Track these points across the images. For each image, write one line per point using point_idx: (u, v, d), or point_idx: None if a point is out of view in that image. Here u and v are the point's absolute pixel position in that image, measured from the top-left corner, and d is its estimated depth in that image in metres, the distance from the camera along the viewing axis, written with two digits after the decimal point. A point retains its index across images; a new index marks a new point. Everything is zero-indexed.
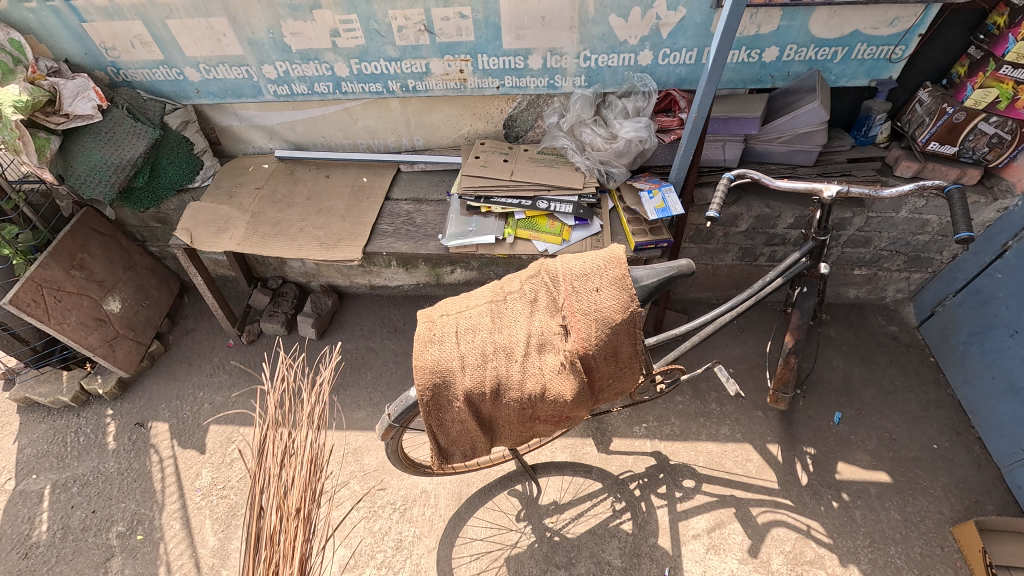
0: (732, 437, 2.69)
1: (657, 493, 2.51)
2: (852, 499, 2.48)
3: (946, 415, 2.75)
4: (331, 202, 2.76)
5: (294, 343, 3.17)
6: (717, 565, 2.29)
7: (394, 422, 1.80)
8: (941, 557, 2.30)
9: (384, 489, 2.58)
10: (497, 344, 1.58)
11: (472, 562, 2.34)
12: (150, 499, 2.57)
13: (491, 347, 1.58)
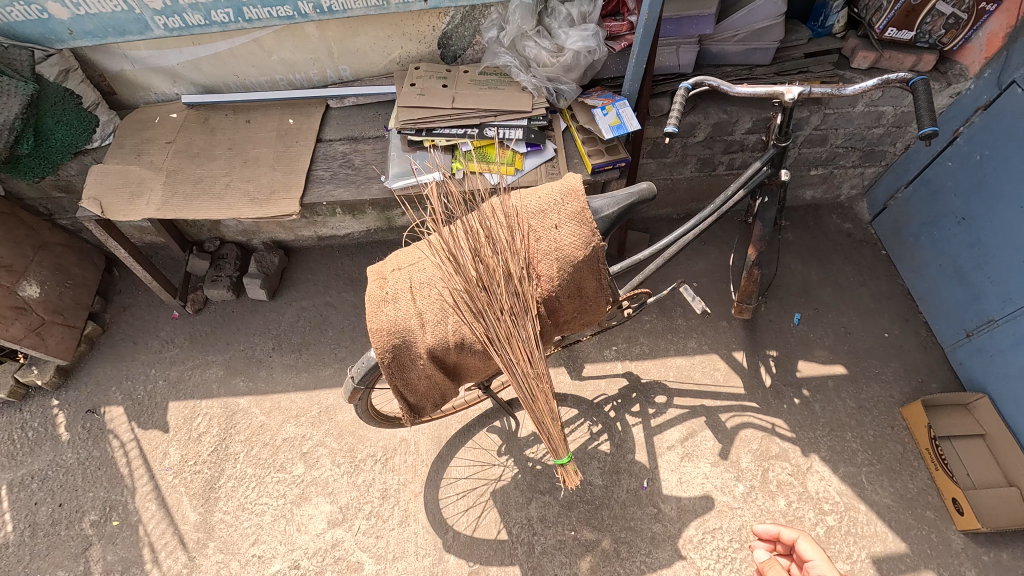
0: (699, 349, 2.76)
1: (631, 412, 2.58)
2: (812, 394, 2.61)
3: (896, 304, 2.88)
4: (257, 150, 2.48)
5: (245, 307, 2.99)
6: (691, 471, 2.42)
7: (359, 384, 1.73)
8: (891, 436, 2.49)
9: (363, 442, 2.55)
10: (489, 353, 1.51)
11: (459, 499, 2.39)
12: (119, 484, 2.48)
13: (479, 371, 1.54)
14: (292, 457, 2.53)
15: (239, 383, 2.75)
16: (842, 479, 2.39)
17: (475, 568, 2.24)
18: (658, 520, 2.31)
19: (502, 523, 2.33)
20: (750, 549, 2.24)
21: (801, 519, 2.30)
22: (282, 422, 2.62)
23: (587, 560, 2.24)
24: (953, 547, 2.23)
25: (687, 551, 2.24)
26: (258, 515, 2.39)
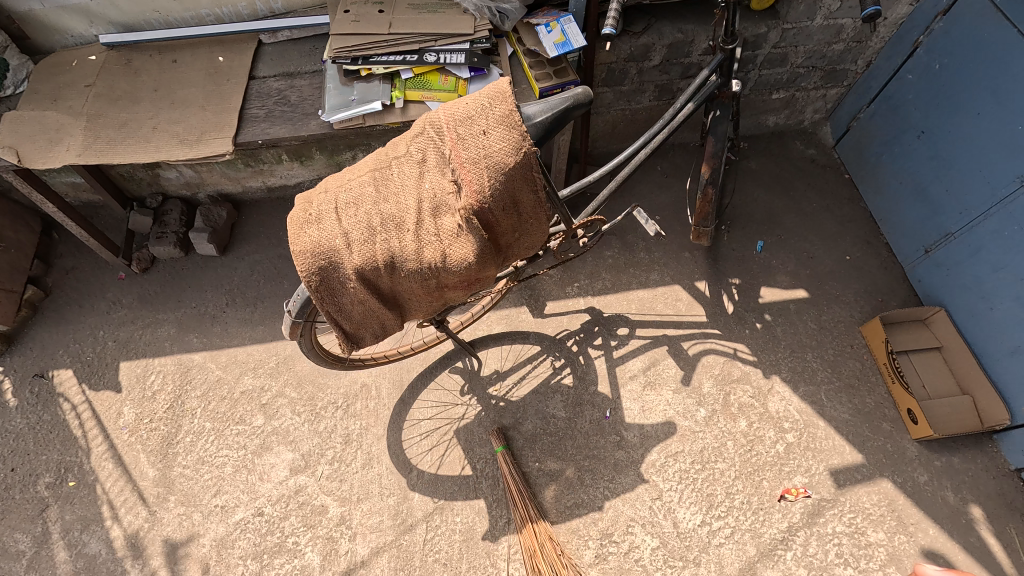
0: (661, 281, 2.72)
1: (593, 345, 2.56)
2: (774, 319, 2.61)
3: (858, 227, 2.86)
4: (184, 91, 2.30)
5: (195, 264, 2.87)
6: (654, 399, 2.42)
7: (297, 318, 1.65)
8: (851, 354, 2.51)
9: (323, 391, 2.50)
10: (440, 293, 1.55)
11: (423, 440, 2.38)
12: (73, 445, 2.41)
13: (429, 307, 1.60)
14: (251, 409, 2.48)
15: (192, 339, 2.67)
16: (802, 398, 2.41)
17: (440, 504, 2.24)
18: (621, 448, 2.32)
19: (465, 459, 2.33)
20: (712, 469, 2.27)
21: (761, 438, 2.32)
22: (239, 375, 2.56)
23: (551, 489, 2.26)
24: (907, 454, 2.28)
25: (650, 474, 2.26)
26: (218, 467, 2.35)
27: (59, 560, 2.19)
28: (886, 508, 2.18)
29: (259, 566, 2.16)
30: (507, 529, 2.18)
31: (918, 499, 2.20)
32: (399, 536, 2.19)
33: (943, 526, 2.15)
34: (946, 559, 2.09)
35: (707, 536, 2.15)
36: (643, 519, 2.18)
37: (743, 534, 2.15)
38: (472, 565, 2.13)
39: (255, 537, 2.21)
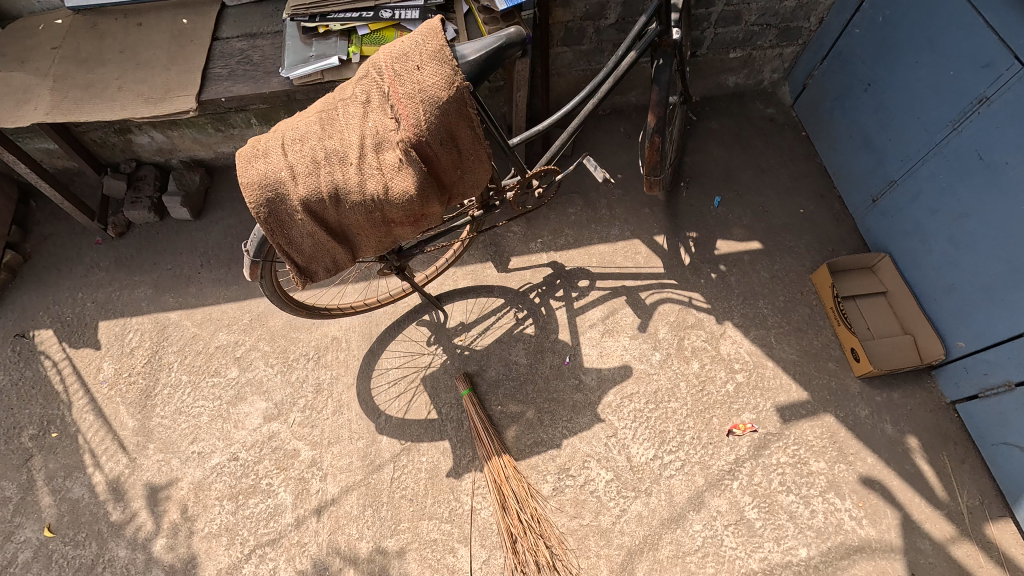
0: (621, 235, 2.82)
1: (555, 297, 2.66)
2: (728, 269, 2.71)
3: (813, 182, 2.95)
4: (149, 52, 2.37)
5: (170, 228, 2.95)
6: (612, 345, 2.53)
7: (255, 258, 1.74)
8: (801, 301, 2.62)
9: (295, 344, 2.60)
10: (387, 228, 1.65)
11: (391, 387, 2.49)
12: (55, 399, 2.51)
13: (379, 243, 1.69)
14: (226, 362, 2.58)
15: (168, 299, 2.75)
16: (753, 342, 2.52)
17: (406, 446, 2.36)
18: (579, 390, 2.43)
19: (431, 404, 2.44)
20: (665, 408, 2.39)
21: (713, 379, 2.44)
22: (214, 331, 2.65)
23: (513, 430, 2.37)
24: (850, 391, 2.40)
25: (606, 414, 2.38)
26: (196, 416, 2.46)
27: (44, 504, 2.30)
28: (828, 440, 2.30)
29: (235, 505, 2.28)
30: (470, 467, 2.30)
31: (859, 432, 2.32)
32: (367, 475, 2.30)
33: (880, 455, 2.27)
34: (882, 485, 2.21)
35: (659, 469, 2.27)
36: (599, 454, 2.30)
37: (692, 466, 2.27)
38: (436, 500, 2.24)
39: (231, 480, 2.33)
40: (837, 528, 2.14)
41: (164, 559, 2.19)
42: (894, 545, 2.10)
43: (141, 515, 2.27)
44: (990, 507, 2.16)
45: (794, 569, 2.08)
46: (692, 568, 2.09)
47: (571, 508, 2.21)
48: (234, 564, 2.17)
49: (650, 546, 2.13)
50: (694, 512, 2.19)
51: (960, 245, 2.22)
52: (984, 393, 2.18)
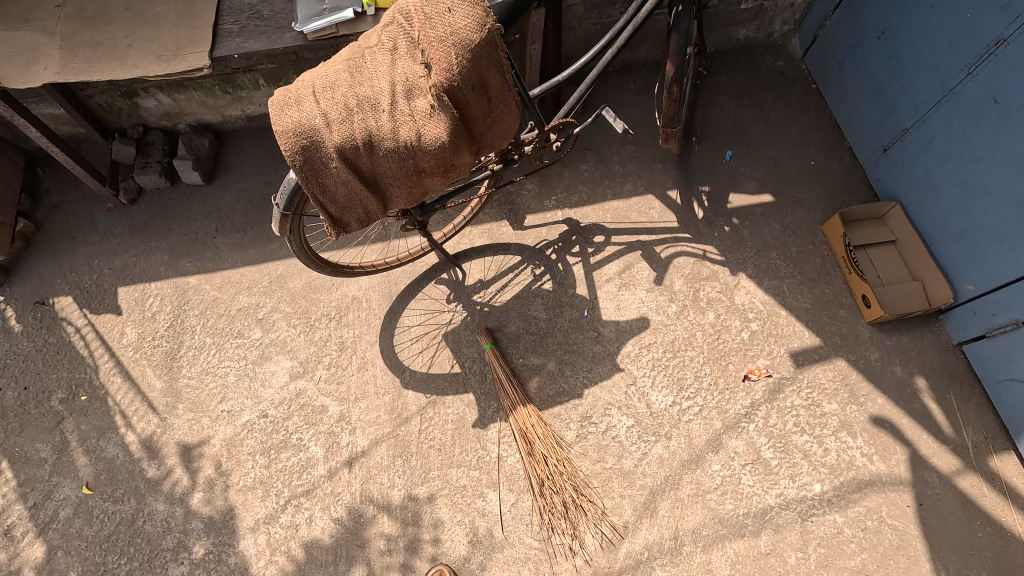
0: (635, 191, 2.84)
1: (571, 253, 2.70)
2: (741, 222, 2.74)
3: (824, 134, 2.96)
4: (156, 9, 2.31)
5: (182, 194, 2.94)
6: (629, 298, 2.58)
7: (285, 211, 1.76)
8: (813, 252, 2.66)
9: (316, 304, 2.63)
10: (418, 177, 1.66)
11: (413, 344, 2.53)
12: (82, 364, 2.54)
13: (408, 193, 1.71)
14: (248, 323, 2.61)
15: (185, 264, 2.76)
16: (766, 292, 2.58)
17: (432, 399, 2.42)
18: (598, 342, 2.49)
19: (454, 359, 2.50)
20: (682, 357, 2.45)
21: (728, 328, 2.51)
22: (235, 294, 2.68)
23: (535, 382, 2.44)
24: (861, 336, 2.47)
25: (625, 364, 2.45)
26: (223, 377, 2.51)
27: (80, 464, 2.36)
28: (840, 383, 2.39)
29: (268, 460, 2.34)
30: (495, 417, 2.37)
31: (870, 375, 2.39)
32: (396, 427, 2.37)
33: (890, 396, 2.36)
34: (891, 424, 2.30)
35: (678, 414, 2.35)
36: (619, 402, 2.38)
37: (710, 411, 2.35)
38: (464, 449, 2.32)
39: (262, 436, 2.39)
40: (849, 464, 2.24)
41: (202, 511, 2.26)
42: (903, 478, 2.20)
43: (177, 471, 2.34)
44: (995, 441, 2.25)
45: (809, 503, 2.18)
46: (712, 505, 2.19)
47: (595, 453, 2.29)
48: (271, 514, 2.24)
49: (671, 486, 2.22)
50: (713, 453, 2.27)
51: (970, 190, 2.26)
52: (991, 333, 2.25)
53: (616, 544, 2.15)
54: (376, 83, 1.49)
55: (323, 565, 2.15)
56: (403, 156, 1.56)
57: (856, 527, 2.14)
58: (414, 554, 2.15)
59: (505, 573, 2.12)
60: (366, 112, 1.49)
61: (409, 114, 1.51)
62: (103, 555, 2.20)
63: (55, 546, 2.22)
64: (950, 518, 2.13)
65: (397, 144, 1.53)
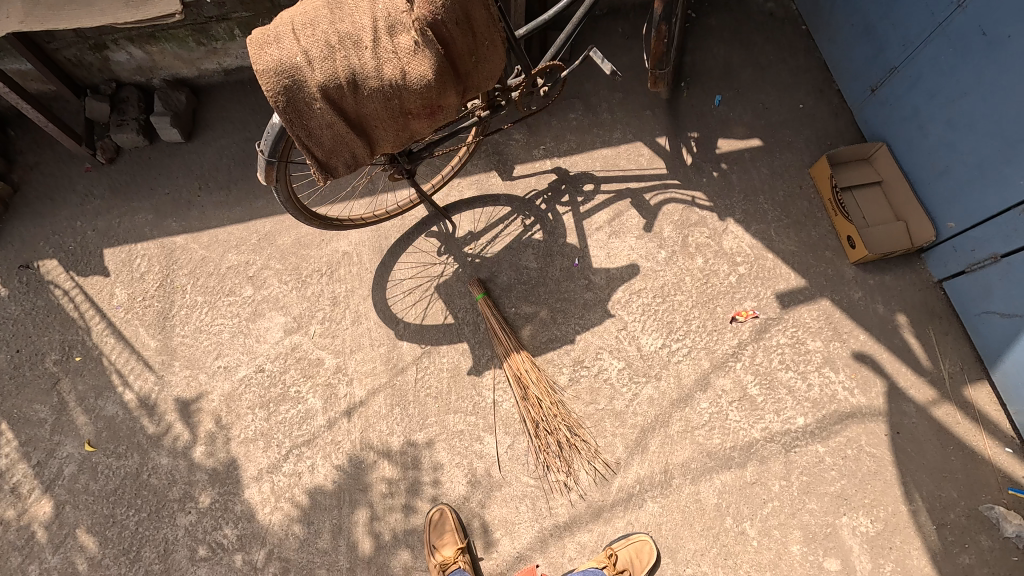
0: (623, 139, 2.82)
1: (561, 202, 2.70)
2: (729, 167, 2.75)
3: (813, 77, 2.94)
4: None
5: (162, 152, 2.87)
6: (619, 246, 2.60)
7: (271, 158, 1.73)
8: (800, 195, 2.68)
9: (307, 261, 2.62)
10: (405, 120, 1.63)
11: (406, 296, 2.55)
12: (73, 326, 2.54)
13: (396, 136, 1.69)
14: (239, 281, 2.61)
15: (171, 224, 2.72)
16: (754, 236, 2.61)
17: (427, 349, 2.45)
18: (589, 289, 2.53)
19: (447, 310, 2.52)
20: (671, 301, 2.50)
21: (716, 272, 2.55)
22: (223, 253, 2.65)
23: (528, 329, 2.48)
24: (846, 277, 2.52)
25: (616, 310, 2.49)
26: (217, 334, 2.52)
27: (80, 422, 2.38)
28: (825, 322, 2.45)
29: (267, 413, 2.38)
30: (490, 364, 2.42)
31: (854, 313, 2.46)
32: (392, 377, 2.41)
33: (872, 333, 2.43)
34: (872, 359, 2.38)
35: (668, 355, 2.41)
36: (610, 346, 2.43)
37: (698, 351, 2.42)
38: (460, 395, 2.37)
39: (260, 390, 2.42)
40: (831, 398, 2.33)
41: (206, 464, 2.31)
42: (882, 409, 2.30)
43: (177, 427, 2.37)
44: (970, 372, 2.34)
45: (793, 435, 2.28)
46: (701, 440, 2.28)
47: (587, 395, 2.36)
48: (274, 464, 2.30)
49: (661, 423, 2.31)
50: (701, 391, 2.35)
51: (957, 127, 2.27)
52: (971, 268, 2.30)
53: (609, 479, 2.24)
54: (358, 19, 1.45)
55: (328, 509, 2.22)
56: (389, 96, 1.53)
57: (837, 456, 2.24)
58: (415, 496, 2.23)
59: (504, 509, 2.21)
60: (348, 50, 1.46)
61: (393, 51, 1.47)
62: (111, 508, 2.26)
63: (62, 501, 2.27)
64: (925, 444, 2.24)
65: (382, 83, 1.50)
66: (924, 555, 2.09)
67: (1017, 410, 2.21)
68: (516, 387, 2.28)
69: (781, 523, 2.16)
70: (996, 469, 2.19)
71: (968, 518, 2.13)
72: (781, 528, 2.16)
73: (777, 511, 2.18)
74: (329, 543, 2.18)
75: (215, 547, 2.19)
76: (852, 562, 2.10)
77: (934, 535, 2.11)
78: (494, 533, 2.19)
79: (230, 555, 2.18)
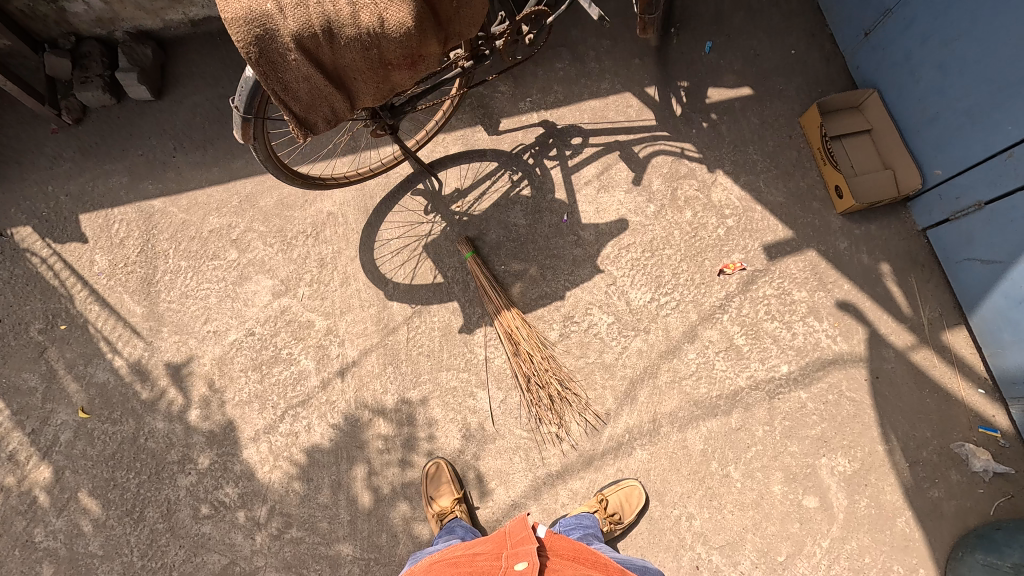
0: (612, 90, 2.74)
1: (549, 157, 2.65)
2: (719, 118, 2.70)
3: (806, 21, 2.85)
4: None
5: (131, 111, 2.74)
6: (608, 200, 2.58)
7: (246, 115, 1.66)
8: (790, 145, 2.66)
9: (291, 223, 2.57)
10: (385, 72, 1.57)
11: (394, 257, 2.53)
12: (55, 294, 2.49)
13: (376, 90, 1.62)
14: (223, 245, 2.56)
15: (147, 187, 2.64)
16: (742, 188, 2.60)
17: (417, 309, 2.45)
18: (578, 245, 2.52)
19: (436, 269, 2.50)
20: (660, 255, 2.50)
21: (705, 225, 2.54)
22: (204, 216, 2.59)
23: (518, 287, 2.48)
24: (832, 227, 2.54)
25: (605, 265, 2.49)
26: (204, 298, 2.49)
27: (71, 390, 2.38)
28: (810, 273, 2.48)
29: (261, 375, 2.39)
30: (481, 322, 2.43)
31: (839, 263, 2.49)
32: (383, 337, 2.42)
33: (856, 282, 2.47)
34: (856, 307, 2.43)
35: (656, 309, 2.44)
36: (600, 301, 2.45)
37: (686, 304, 2.45)
38: (452, 353, 2.40)
39: (252, 352, 2.42)
40: (815, 346, 2.39)
41: (202, 426, 2.34)
42: (862, 356, 2.37)
43: (171, 392, 2.38)
44: (948, 318, 2.40)
45: (777, 382, 2.35)
46: (688, 390, 2.34)
47: (577, 349, 2.40)
48: (271, 425, 2.33)
49: (649, 375, 2.36)
50: (689, 343, 2.40)
51: (949, 71, 2.24)
52: (955, 216, 2.32)
53: (599, 429, 2.31)
54: None
55: (326, 466, 2.27)
56: (366, 46, 1.46)
57: (818, 401, 2.32)
58: (411, 451, 2.29)
59: (498, 461, 2.28)
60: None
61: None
62: (111, 472, 2.29)
63: (61, 467, 2.29)
64: (902, 388, 2.33)
65: (360, 31, 1.43)
66: (896, 490, 2.21)
67: (990, 353, 2.29)
68: (507, 344, 2.31)
69: (763, 465, 2.26)
70: (969, 409, 2.29)
71: (940, 456, 2.24)
72: (763, 470, 2.25)
73: (760, 454, 2.27)
74: (328, 498, 2.24)
75: (217, 506, 2.25)
76: (830, 499, 2.21)
77: (907, 472, 2.23)
78: (489, 484, 2.26)
79: (232, 513, 2.24)
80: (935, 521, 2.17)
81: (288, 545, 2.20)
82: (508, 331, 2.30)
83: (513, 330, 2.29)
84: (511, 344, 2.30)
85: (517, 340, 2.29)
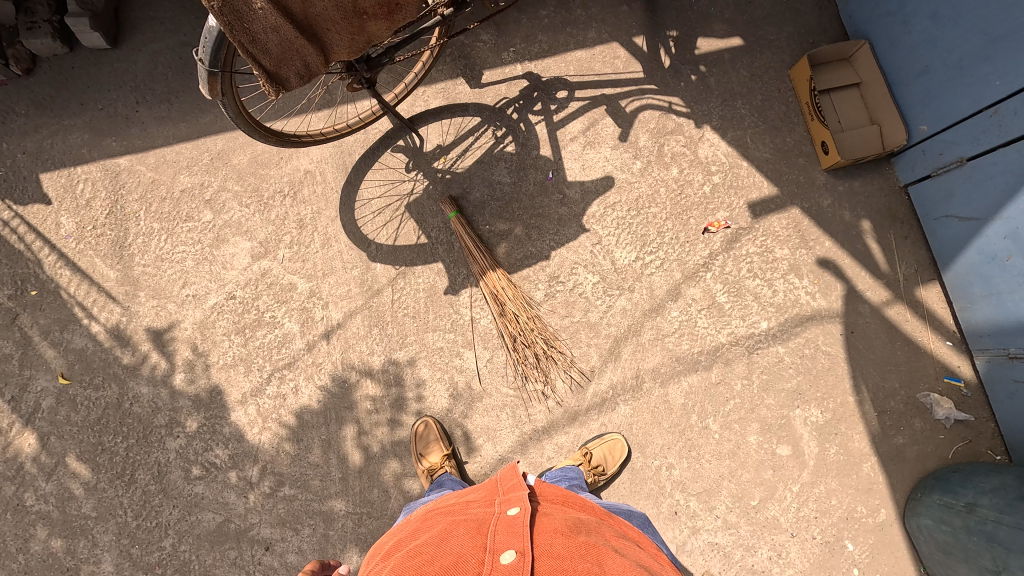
0: (599, 39, 2.63)
1: (533, 112, 2.56)
2: (709, 70, 2.62)
3: None
4: None
5: (87, 60, 2.56)
6: (594, 157, 2.53)
7: (212, 69, 1.56)
8: (778, 99, 2.61)
9: (267, 182, 2.48)
10: (360, 21, 1.48)
11: (377, 217, 2.47)
12: (21, 259, 2.40)
13: (351, 41, 1.53)
14: (196, 206, 2.46)
15: (111, 144, 2.50)
16: (729, 144, 2.56)
17: (401, 271, 2.42)
18: (564, 204, 2.48)
19: (420, 230, 2.46)
20: (646, 214, 2.49)
21: (691, 182, 2.52)
22: (174, 175, 2.48)
23: (503, 247, 2.46)
24: (817, 183, 2.53)
25: (591, 225, 2.47)
26: (180, 262, 2.42)
27: (49, 357, 2.33)
28: (793, 230, 2.50)
29: (244, 338, 2.37)
30: (466, 283, 2.41)
31: (821, 220, 2.50)
32: (368, 299, 2.40)
33: (837, 239, 2.50)
34: (835, 264, 2.47)
35: (641, 268, 2.45)
36: (585, 261, 2.45)
37: (671, 263, 2.46)
38: (438, 314, 2.39)
39: (233, 316, 2.38)
40: (794, 302, 2.44)
41: (188, 390, 2.33)
42: (839, 312, 2.43)
43: (153, 356, 2.35)
44: (923, 274, 2.45)
45: (756, 338, 2.41)
46: (670, 346, 2.39)
47: (562, 309, 2.41)
48: (257, 387, 2.33)
49: (633, 332, 2.40)
50: (672, 301, 2.43)
51: (942, 21, 2.18)
52: (936, 173, 2.33)
53: (584, 386, 2.36)
54: None
55: (315, 427, 2.30)
56: None
57: (795, 355, 2.40)
58: (400, 410, 2.32)
59: (485, 419, 2.33)
60: None
61: None
62: (98, 436, 2.28)
63: (46, 433, 2.28)
64: (875, 342, 2.41)
65: None
66: (864, 438, 2.33)
67: (960, 308, 2.36)
68: (493, 304, 2.31)
69: (741, 417, 2.35)
70: (935, 360, 2.39)
71: (906, 405, 2.35)
72: (741, 421, 2.35)
73: (738, 407, 2.36)
74: (319, 457, 2.28)
75: (209, 466, 2.28)
76: (802, 447, 2.32)
77: (875, 421, 2.34)
78: (477, 440, 2.32)
79: (223, 473, 2.27)
80: (898, 464, 2.30)
81: (281, 502, 2.25)
82: (495, 291, 2.30)
83: (500, 290, 2.29)
84: (498, 304, 2.30)
85: (503, 300, 2.29)
